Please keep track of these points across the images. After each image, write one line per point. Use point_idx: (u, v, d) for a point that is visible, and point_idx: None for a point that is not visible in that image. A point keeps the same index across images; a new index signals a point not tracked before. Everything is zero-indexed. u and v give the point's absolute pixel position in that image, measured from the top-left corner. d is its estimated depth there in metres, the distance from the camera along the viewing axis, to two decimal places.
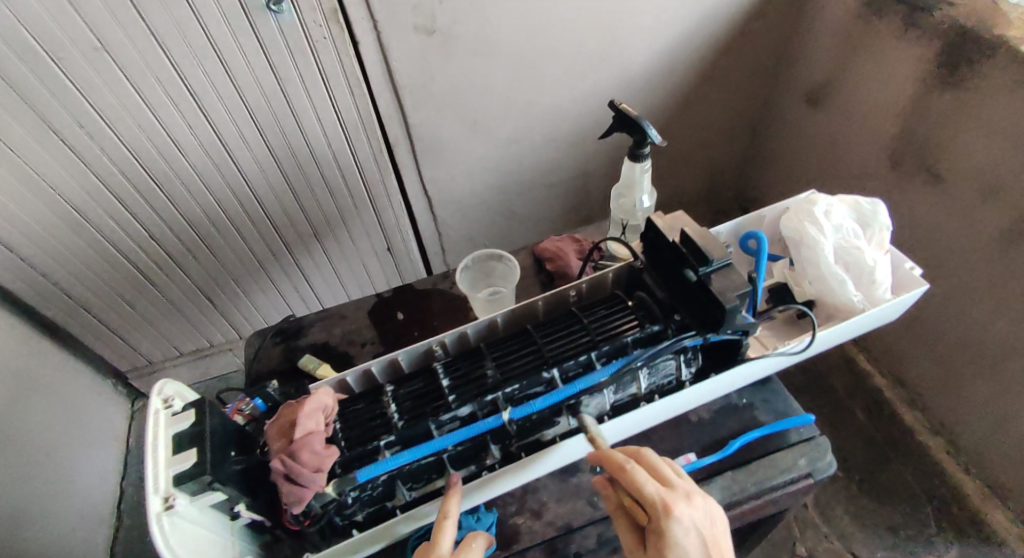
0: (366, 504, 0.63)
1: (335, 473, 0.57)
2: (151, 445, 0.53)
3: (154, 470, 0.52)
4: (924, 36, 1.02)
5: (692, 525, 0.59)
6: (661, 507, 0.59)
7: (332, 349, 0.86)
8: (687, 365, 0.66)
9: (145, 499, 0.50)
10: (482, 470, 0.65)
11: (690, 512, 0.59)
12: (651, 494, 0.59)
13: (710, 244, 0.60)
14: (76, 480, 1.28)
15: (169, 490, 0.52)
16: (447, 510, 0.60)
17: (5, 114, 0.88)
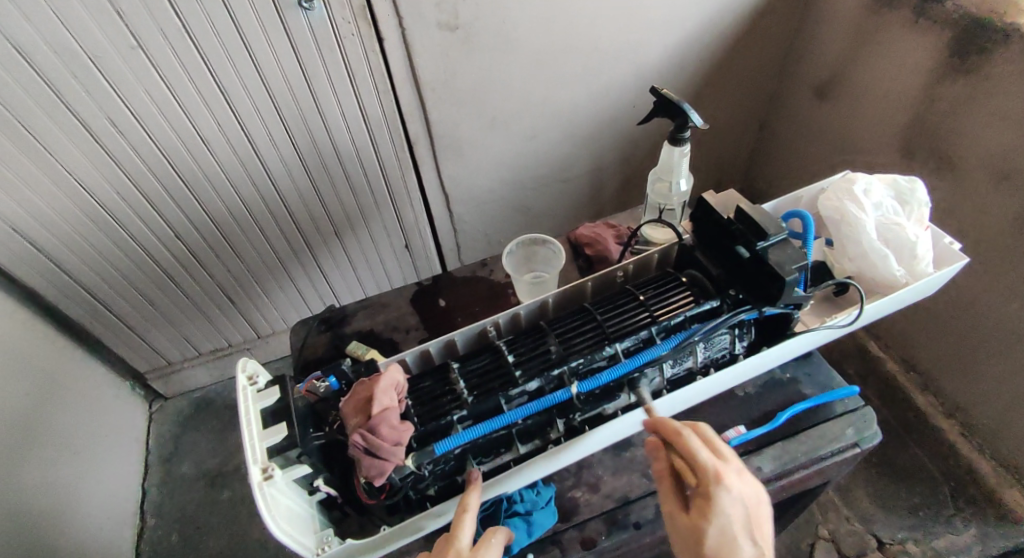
0: (439, 478, 0.67)
1: (412, 447, 0.62)
2: (244, 421, 0.60)
3: (251, 443, 0.58)
4: (935, 25, 1.02)
5: (737, 494, 0.61)
6: (713, 477, 0.61)
7: (378, 337, 0.91)
8: (741, 339, 0.71)
9: (249, 468, 0.55)
10: (547, 444, 0.69)
11: (738, 482, 0.62)
12: (704, 462, 0.62)
13: (765, 221, 0.66)
14: (105, 480, 1.27)
15: (265, 460, 0.58)
16: (466, 504, 0.63)
17: (41, 113, 0.89)
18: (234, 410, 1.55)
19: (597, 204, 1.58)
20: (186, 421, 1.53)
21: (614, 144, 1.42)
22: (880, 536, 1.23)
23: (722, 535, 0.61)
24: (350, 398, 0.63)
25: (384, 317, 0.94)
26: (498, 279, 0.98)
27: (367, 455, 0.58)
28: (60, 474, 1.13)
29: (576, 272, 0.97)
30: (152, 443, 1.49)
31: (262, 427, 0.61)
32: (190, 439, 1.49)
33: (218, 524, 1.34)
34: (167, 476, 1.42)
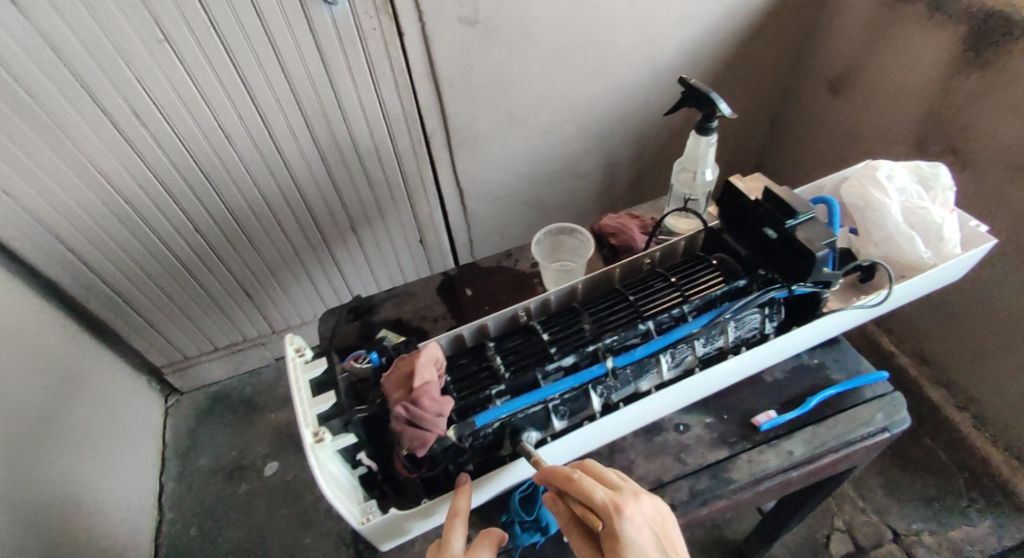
0: (477, 453, 0.68)
1: (454, 420, 0.66)
2: (296, 390, 0.66)
3: (303, 408, 0.64)
4: (949, 20, 1.03)
5: (639, 523, 0.59)
6: (610, 508, 0.59)
7: (407, 325, 0.95)
8: (770, 319, 0.75)
9: (302, 428, 0.60)
10: (583, 420, 0.71)
11: (637, 510, 0.60)
12: (600, 498, 0.60)
13: (794, 202, 0.72)
14: (122, 472, 1.27)
15: (316, 425, 0.63)
16: (458, 509, 0.63)
17: (67, 105, 0.90)
18: (250, 405, 1.56)
19: (609, 201, 1.55)
20: (202, 415, 1.54)
21: (628, 141, 1.41)
22: (895, 528, 1.23)
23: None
24: (391, 373, 0.68)
25: (412, 306, 0.98)
26: (524, 269, 1.03)
27: (409, 426, 0.63)
28: (83, 466, 1.14)
29: (600, 261, 0.99)
30: (168, 438, 1.49)
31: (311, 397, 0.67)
32: (206, 434, 1.50)
33: (236, 518, 1.35)
34: (184, 469, 1.43)
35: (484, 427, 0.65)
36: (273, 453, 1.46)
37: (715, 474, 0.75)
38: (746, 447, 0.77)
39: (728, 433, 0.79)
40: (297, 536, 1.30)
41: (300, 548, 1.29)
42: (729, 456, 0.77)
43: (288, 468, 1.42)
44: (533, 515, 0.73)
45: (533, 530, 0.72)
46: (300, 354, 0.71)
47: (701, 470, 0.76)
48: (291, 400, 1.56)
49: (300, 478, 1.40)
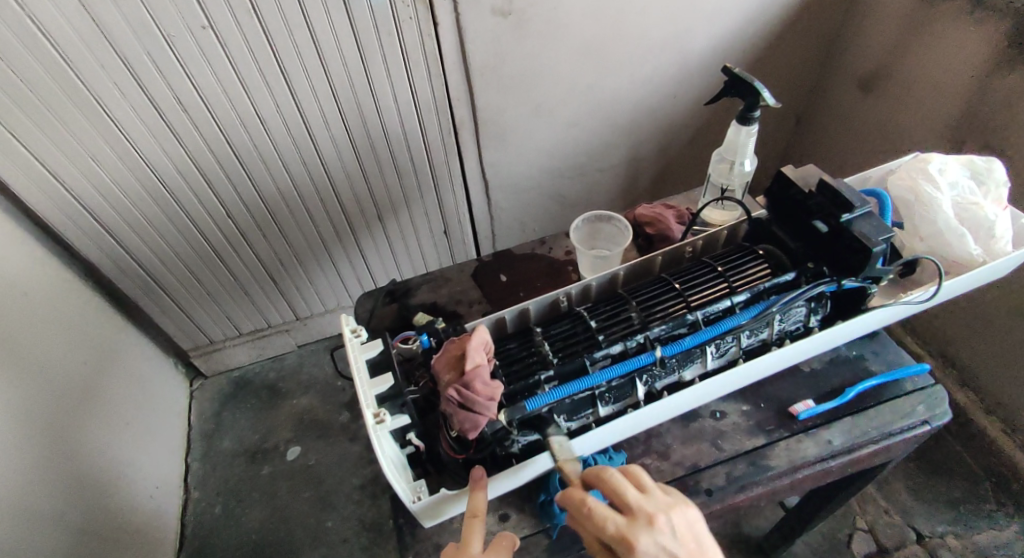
0: (524, 435, 0.68)
1: (503, 404, 0.68)
2: (355, 371, 0.66)
3: (363, 390, 0.64)
4: (994, 16, 1.01)
5: (658, 551, 0.59)
6: (624, 543, 0.59)
7: (443, 308, 0.97)
8: (816, 312, 0.76)
9: (366, 411, 0.61)
10: (628, 407, 0.73)
11: (654, 538, 0.59)
12: (614, 532, 0.60)
13: (850, 196, 0.73)
14: (151, 452, 1.29)
15: (375, 406, 0.64)
16: (476, 511, 0.63)
17: (112, 88, 0.91)
18: (272, 390, 1.57)
19: (632, 194, 1.53)
20: (227, 399, 1.56)
21: (656, 135, 1.39)
22: (919, 529, 1.22)
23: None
24: (442, 355, 0.70)
25: (447, 290, 0.99)
26: (557, 256, 1.04)
27: (461, 409, 0.64)
28: (115, 444, 1.16)
29: (634, 250, 0.99)
30: (193, 419, 1.52)
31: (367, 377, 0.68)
32: (230, 417, 1.52)
33: (260, 499, 1.37)
34: (209, 450, 1.46)
35: (533, 412, 0.67)
36: (295, 438, 1.47)
37: (753, 462, 0.76)
38: (783, 435, 0.78)
39: (766, 421, 0.80)
40: (318, 518, 1.33)
41: (323, 531, 1.31)
42: (766, 443, 0.78)
43: (311, 452, 1.44)
44: None
45: None
46: (355, 333, 0.70)
47: (738, 457, 0.77)
48: (314, 387, 1.57)
49: (323, 463, 1.42)
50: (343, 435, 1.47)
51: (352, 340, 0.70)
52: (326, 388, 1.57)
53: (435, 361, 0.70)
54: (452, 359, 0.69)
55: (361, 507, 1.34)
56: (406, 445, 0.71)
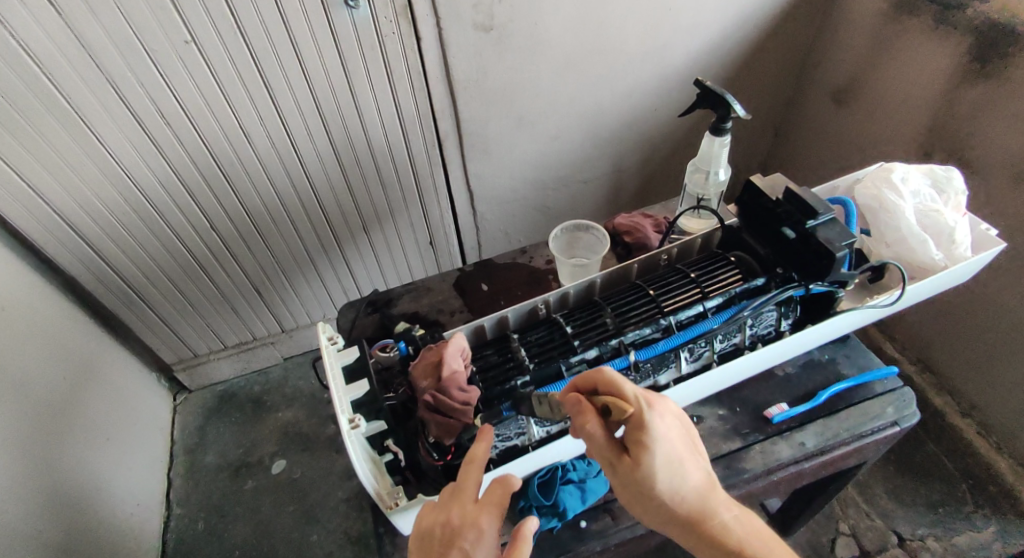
0: (502, 442, 0.69)
1: (480, 409, 0.70)
2: (331, 378, 0.68)
3: (338, 396, 0.66)
4: (955, 32, 1.05)
5: (666, 422, 0.59)
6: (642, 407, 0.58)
7: (424, 317, 0.98)
8: (787, 316, 0.78)
9: (339, 417, 0.62)
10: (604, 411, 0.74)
11: (664, 410, 0.60)
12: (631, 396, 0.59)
13: (814, 202, 0.76)
14: (131, 467, 1.27)
15: (350, 412, 0.66)
16: (477, 455, 0.61)
17: (94, 101, 0.91)
18: (256, 403, 1.56)
19: (614, 205, 1.55)
20: (210, 413, 1.54)
21: (637, 145, 1.41)
22: (900, 532, 1.24)
23: (666, 463, 0.58)
24: (419, 362, 0.72)
25: (429, 299, 1.00)
26: (538, 265, 1.06)
27: (438, 414, 0.68)
28: (95, 460, 1.14)
29: (613, 259, 1.02)
30: (176, 434, 1.50)
31: (344, 385, 0.69)
32: (214, 431, 1.51)
33: (243, 514, 1.35)
34: (191, 466, 1.44)
35: (511, 418, 0.70)
36: (280, 452, 1.46)
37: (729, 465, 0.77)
38: (758, 438, 0.80)
39: (742, 424, 0.81)
40: (303, 533, 1.32)
41: (307, 546, 1.30)
42: (741, 446, 0.79)
43: (296, 466, 1.43)
44: (551, 501, 0.74)
45: (551, 515, 0.74)
46: (332, 342, 0.73)
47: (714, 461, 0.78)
48: (299, 400, 1.56)
49: (308, 476, 1.41)
50: (327, 448, 1.46)
51: (328, 347, 0.72)
52: (312, 401, 1.56)
53: (413, 368, 0.72)
54: (428, 366, 0.71)
55: (347, 520, 1.33)
56: (384, 453, 0.72)
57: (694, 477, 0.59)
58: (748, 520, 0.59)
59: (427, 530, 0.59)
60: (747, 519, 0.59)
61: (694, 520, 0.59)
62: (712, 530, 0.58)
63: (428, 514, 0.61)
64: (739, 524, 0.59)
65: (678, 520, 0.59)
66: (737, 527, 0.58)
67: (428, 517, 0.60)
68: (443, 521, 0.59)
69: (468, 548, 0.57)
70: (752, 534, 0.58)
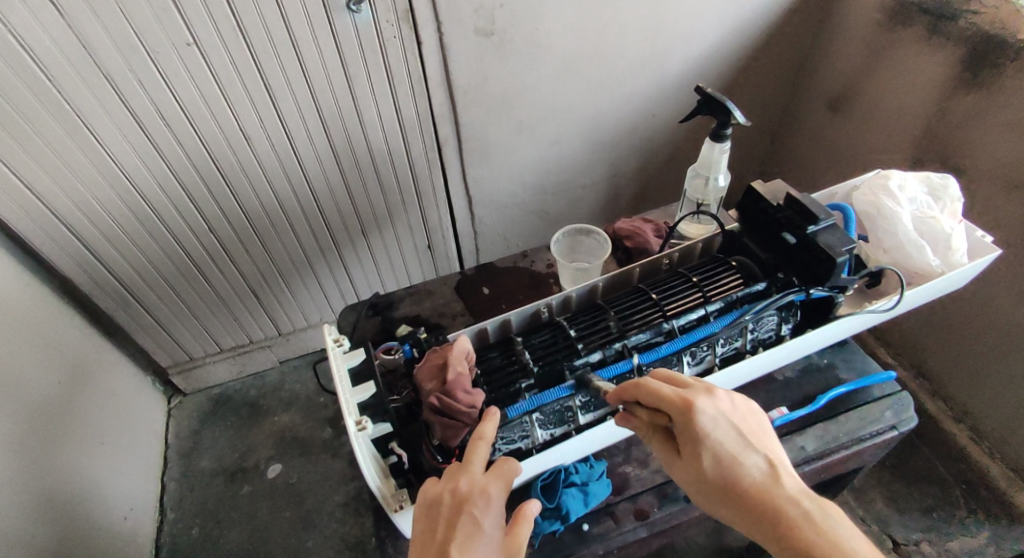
0: (506, 444, 0.70)
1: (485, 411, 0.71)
2: (338, 380, 0.68)
3: (345, 397, 0.66)
4: (948, 42, 1.06)
5: (717, 416, 0.62)
6: (680, 402, 0.62)
7: (425, 320, 0.98)
8: (786, 321, 0.78)
9: (347, 418, 0.63)
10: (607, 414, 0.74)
11: (713, 405, 0.63)
12: (671, 396, 0.63)
13: (815, 208, 0.77)
14: (125, 471, 1.26)
15: (357, 414, 0.66)
16: (482, 433, 0.64)
17: (95, 103, 0.91)
18: (252, 407, 1.55)
19: (612, 211, 1.56)
20: (205, 417, 1.53)
21: (634, 151, 1.42)
22: (894, 536, 1.24)
23: (718, 457, 0.62)
24: (424, 364, 0.72)
25: (431, 302, 1.00)
26: (539, 269, 1.06)
27: (443, 416, 0.68)
28: (89, 464, 1.13)
29: (614, 263, 1.02)
30: (171, 437, 1.49)
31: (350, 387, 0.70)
32: (209, 435, 1.50)
33: (238, 519, 1.34)
34: (186, 470, 1.43)
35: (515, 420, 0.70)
36: (276, 456, 1.45)
37: None
38: None
39: None
40: (299, 538, 1.31)
41: (302, 551, 1.29)
42: None
43: (292, 470, 1.42)
44: (553, 504, 0.75)
45: (553, 519, 0.74)
46: (338, 343, 0.73)
47: None
48: (295, 403, 1.56)
49: (304, 480, 1.40)
50: (324, 452, 1.45)
51: (335, 349, 0.72)
52: (309, 405, 1.55)
53: (418, 370, 0.73)
54: (433, 368, 0.71)
55: (343, 525, 1.33)
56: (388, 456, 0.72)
57: (753, 467, 0.61)
58: (821, 513, 0.57)
59: (435, 498, 0.62)
60: (824, 514, 0.57)
61: (761, 513, 0.59)
62: (779, 520, 0.58)
63: (434, 485, 0.64)
64: (814, 519, 0.57)
65: (747, 517, 0.60)
66: (809, 519, 0.57)
67: (434, 486, 0.63)
68: (451, 489, 0.62)
69: (478, 513, 0.60)
70: (830, 527, 0.56)
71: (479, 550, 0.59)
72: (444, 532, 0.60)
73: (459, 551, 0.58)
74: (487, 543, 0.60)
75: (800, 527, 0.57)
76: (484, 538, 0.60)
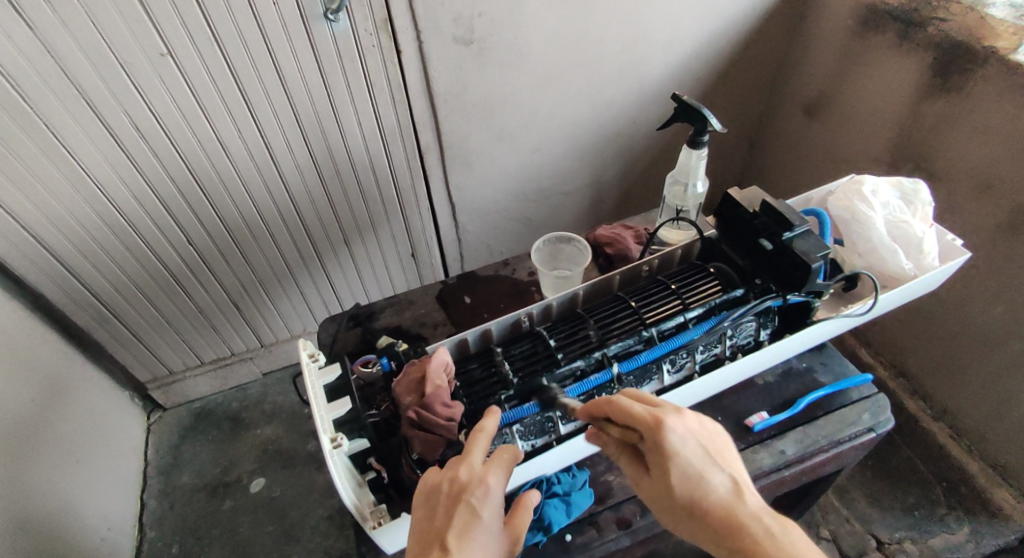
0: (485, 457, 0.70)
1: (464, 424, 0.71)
2: (312, 396, 0.68)
3: (320, 415, 0.66)
4: (918, 48, 1.08)
5: (686, 434, 0.61)
6: (651, 421, 0.61)
7: (407, 331, 0.97)
8: (765, 327, 0.79)
9: (321, 436, 0.62)
10: (587, 424, 0.74)
11: (681, 424, 0.62)
12: (642, 414, 0.62)
13: (789, 215, 0.77)
14: (102, 490, 1.24)
15: (332, 431, 0.65)
16: (483, 425, 0.65)
17: (67, 116, 0.90)
18: (234, 420, 1.53)
19: (595, 216, 1.56)
20: (186, 432, 1.51)
21: (615, 156, 1.42)
22: (878, 536, 1.26)
23: (685, 476, 0.60)
24: (402, 378, 0.72)
25: (412, 312, 1.00)
26: (521, 277, 1.06)
27: (421, 431, 0.68)
28: (64, 484, 1.11)
29: (595, 270, 1.03)
30: (150, 454, 1.46)
31: (326, 403, 0.69)
32: (190, 450, 1.47)
33: (220, 535, 1.32)
34: (167, 486, 1.40)
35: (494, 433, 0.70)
36: (259, 470, 1.43)
37: None
38: (739, 447, 0.81)
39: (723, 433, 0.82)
40: (282, 553, 1.29)
41: None
42: None
43: (275, 484, 1.40)
44: (535, 515, 0.75)
45: (535, 530, 0.74)
46: (312, 359, 0.72)
47: None
48: (278, 416, 1.54)
49: (288, 494, 1.38)
50: (307, 464, 1.44)
51: (309, 365, 0.71)
52: (291, 417, 1.53)
53: (396, 384, 0.72)
54: (412, 382, 0.71)
55: (328, 538, 1.31)
56: (367, 472, 0.71)
57: (719, 485, 0.60)
58: (784, 531, 0.56)
59: (435, 486, 0.62)
60: (784, 530, 0.56)
61: (723, 531, 0.58)
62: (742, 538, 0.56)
63: (435, 472, 0.63)
64: (776, 536, 0.56)
65: (712, 535, 0.59)
66: (768, 533, 0.56)
67: (434, 474, 0.63)
68: (450, 477, 0.62)
69: (476, 501, 0.60)
70: (792, 545, 0.55)
71: (476, 539, 0.59)
72: (443, 519, 0.60)
73: (457, 539, 0.58)
74: (486, 533, 0.59)
75: (762, 547, 0.56)
76: (482, 528, 0.59)
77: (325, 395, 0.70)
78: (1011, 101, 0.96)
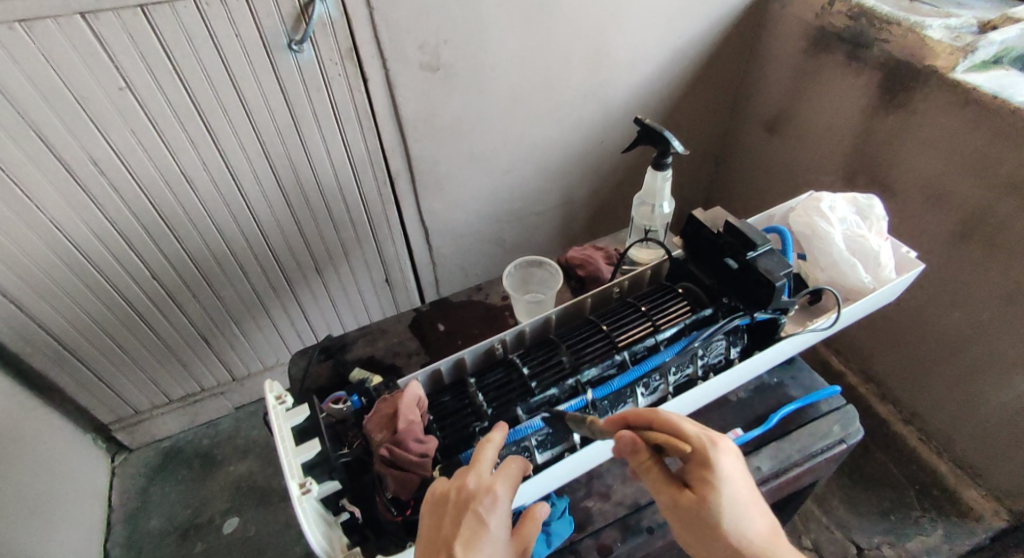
0: None
1: (438, 460, 0.70)
2: (279, 440, 0.66)
3: (287, 459, 0.64)
4: (867, 67, 1.13)
5: (730, 459, 0.64)
6: (708, 441, 0.63)
7: (380, 361, 0.96)
8: (734, 344, 0.81)
9: (288, 483, 0.60)
10: (564, 452, 0.75)
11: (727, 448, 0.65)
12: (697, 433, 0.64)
13: (752, 234, 0.79)
14: (63, 540, 1.18)
15: (301, 475, 0.63)
16: (490, 437, 0.65)
17: (21, 155, 0.87)
18: (205, 458, 1.48)
19: (567, 236, 1.57)
20: (153, 473, 1.45)
21: (584, 176, 1.44)
22: (858, 542, 1.27)
23: (731, 500, 0.62)
24: (373, 416, 0.71)
25: (385, 342, 0.98)
26: (494, 302, 1.06)
27: (394, 468, 0.67)
28: (21, 536, 1.05)
29: (568, 292, 1.03)
30: (115, 499, 1.40)
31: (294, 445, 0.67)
32: (158, 492, 1.41)
33: None
34: (134, 532, 1.35)
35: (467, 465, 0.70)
36: (232, 509, 1.38)
37: None
38: None
39: None
40: None
41: None
42: None
43: (250, 523, 1.36)
44: None
45: None
46: (279, 401, 0.70)
47: None
48: (252, 451, 1.49)
49: (263, 532, 1.34)
50: (283, 500, 1.39)
51: (276, 407, 0.69)
52: (265, 452, 1.49)
53: (367, 421, 0.71)
54: (383, 418, 0.70)
55: None
56: (340, 513, 0.70)
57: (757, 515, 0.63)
58: None
59: (443, 495, 0.62)
60: None
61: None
62: None
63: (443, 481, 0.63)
64: None
65: None
66: None
67: (442, 483, 0.63)
68: (457, 486, 0.61)
69: (484, 511, 0.59)
70: None
71: (484, 549, 0.59)
72: (450, 528, 0.60)
73: (464, 548, 0.58)
74: (492, 542, 0.59)
75: None
76: (489, 537, 0.59)
77: (293, 437, 0.69)
78: (955, 115, 1.01)
